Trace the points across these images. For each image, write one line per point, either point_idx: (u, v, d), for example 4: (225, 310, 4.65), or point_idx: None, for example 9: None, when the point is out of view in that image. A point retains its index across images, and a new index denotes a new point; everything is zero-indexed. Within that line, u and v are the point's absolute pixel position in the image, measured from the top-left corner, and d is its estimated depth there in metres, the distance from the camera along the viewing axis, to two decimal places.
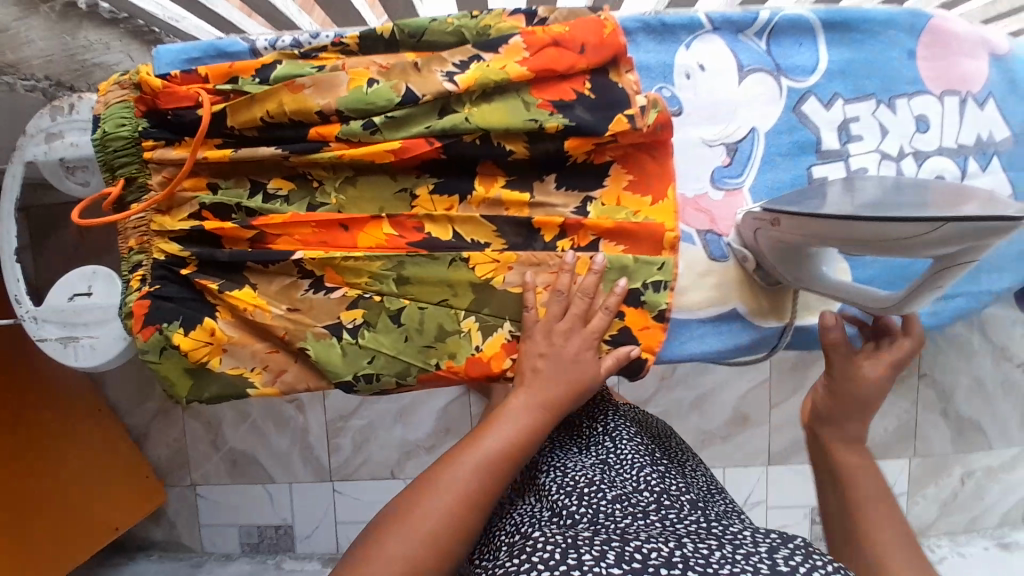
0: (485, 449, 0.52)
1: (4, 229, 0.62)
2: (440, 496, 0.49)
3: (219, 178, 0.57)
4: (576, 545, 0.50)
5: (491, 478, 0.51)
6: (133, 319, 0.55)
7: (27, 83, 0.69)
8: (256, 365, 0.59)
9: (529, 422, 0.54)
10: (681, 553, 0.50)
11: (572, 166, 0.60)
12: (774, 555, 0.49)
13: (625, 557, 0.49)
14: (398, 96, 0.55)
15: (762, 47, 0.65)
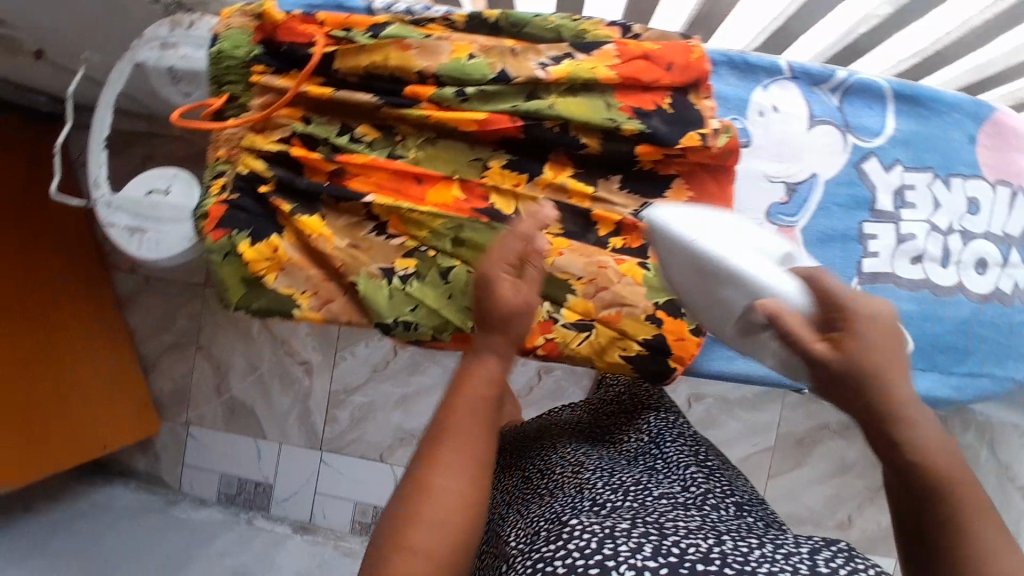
0: (471, 446, 0.43)
1: (101, 116, 0.65)
2: (436, 517, 0.40)
3: (313, 112, 0.61)
4: (613, 536, 0.53)
5: (474, 475, 0.42)
6: (207, 219, 0.60)
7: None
8: (307, 289, 0.62)
9: (497, 377, 0.46)
10: (719, 550, 0.52)
11: (637, 172, 0.63)
12: (819, 558, 0.50)
13: (662, 550, 0.51)
14: (493, 72, 0.59)
15: (834, 103, 0.68)
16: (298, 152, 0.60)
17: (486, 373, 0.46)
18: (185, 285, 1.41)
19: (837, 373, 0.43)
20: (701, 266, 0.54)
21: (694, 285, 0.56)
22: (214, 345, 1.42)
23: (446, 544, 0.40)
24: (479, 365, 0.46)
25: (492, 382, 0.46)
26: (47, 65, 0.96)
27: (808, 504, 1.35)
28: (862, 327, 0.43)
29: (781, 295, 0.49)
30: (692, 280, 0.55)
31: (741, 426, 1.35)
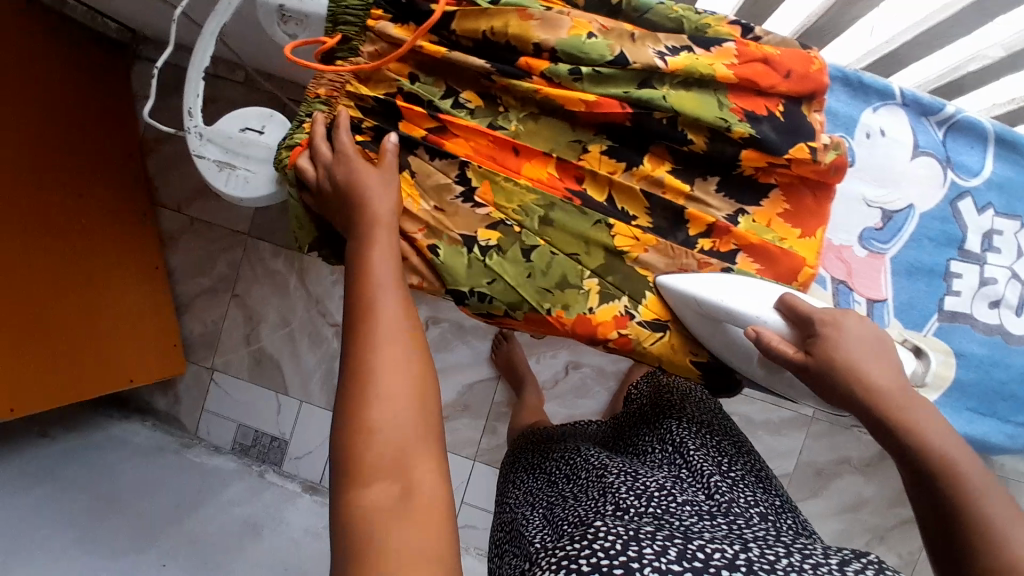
0: (379, 331, 0.53)
1: (202, 46, 0.64)
2: (376, 397, 0.50)
3: (421, 71, 0.61)
4: (638, 539, 0.53)
5: (400, 358, 0.52)
6: (292, 153, 0.61)
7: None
8: None
9: (395, 270, 0.56)
10: (745, 557, 0.52)
11: (736, 176, 0.62)
12: (845, 568, 0.51)
13: (687, 555, 0.51)
14: (612, 54, 0.58)
15: (939, 135, 0.65)
16: (402, 106, 0.60)
17: (378, 265, 0.56)
18: (228, 231, 1.41)
19: (831, 384, 0.54)
20: (716, 321, 0.59)
21: (711, 335, 0.61)
22: (248, 295, 1.42)
23: (395, 420, 0.49)
24: (374, 255, 0.56)
25: (392, 272, 0.56)
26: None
27: (818, 535, 1.32)
28: (849, 345, 0.54)
29: (771, 324, 0.57)
30: (699, 325, 0.61)
31: (762, 447, 1.32)
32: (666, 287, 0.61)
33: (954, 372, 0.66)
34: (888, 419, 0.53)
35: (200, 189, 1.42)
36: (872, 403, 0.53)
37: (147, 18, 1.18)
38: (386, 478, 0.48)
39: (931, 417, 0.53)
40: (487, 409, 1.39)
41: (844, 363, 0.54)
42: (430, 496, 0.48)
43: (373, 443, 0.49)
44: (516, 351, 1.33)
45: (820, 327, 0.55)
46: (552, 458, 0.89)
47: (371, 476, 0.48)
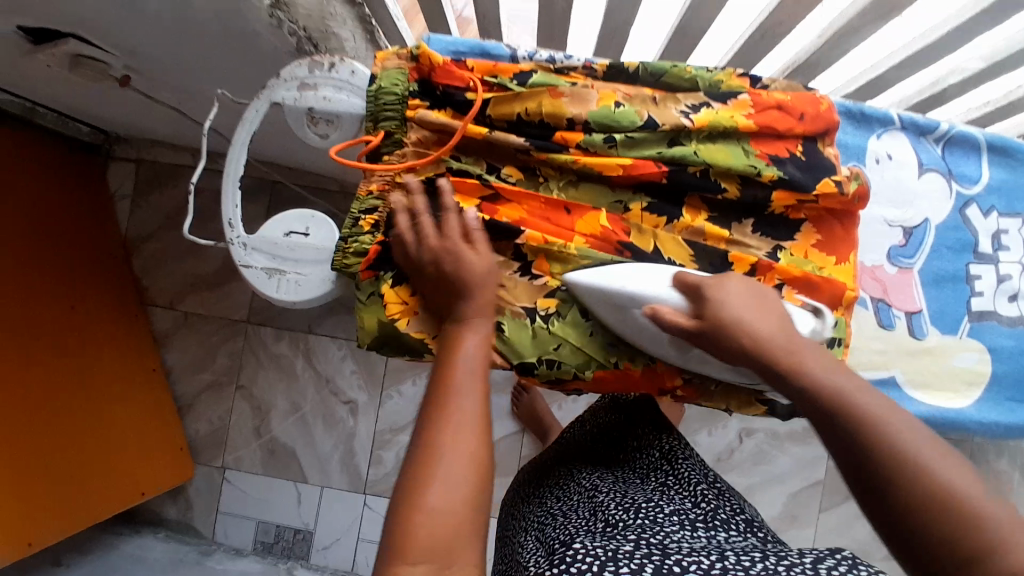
0: (457, 409, 0.50)
1: (235, 155, 0.64)
2: (437, 475, 0.47)
3: (461, 153, 0.63)
4: (615, 558, 0.52)
5: (475, 442, 0.49)
6: (363, 260, 0.60)
7: (291, 26, 0.68)
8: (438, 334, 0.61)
9: (482, 359, 0.54)
10: (721, 565, 0.51)
11: (769, 216, 0.65)
12: (819, 565, 0.49)
13: (661, 570, 0.50)
14: (641, 120, 0.61)
15: (937, 152, 0.72)
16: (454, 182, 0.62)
17: (467, 351, 0.54)
18: (225, 322, 1.37)
19: (723, 340, 0.55)
20: (620, 309, 0.59)
21: (621, 326, 0.61)
22: (254, 384, 1.37)
23: (451, 502, 0.46)
24: (466, 338, 0.56)
25: (477, 355, 0.55)
26: (124, 93, 0.96)
27: (860, 537, 1.34)
28: (730, 304, 0.56)
29: (669, 301, 0.58)
30: (612, 317, 0.61)
31: (792, 459, 1.35)
32: (575, 284, 0.61)
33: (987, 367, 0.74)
34: (783, 367, 0.53)
35: (191, 282, 1.38)
36: (759, 351, 0.54)
37: (126, 119, 1.17)
38: (432, 557, 0.44)
39: (813, 355, 0.53)
40: (515, 464, 1.37)
41: (732, 321, 0.55)
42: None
43: (427, 520, 0.45)
44: (538, 401, 1.31)
45: (705, 291, 0.57)
46: (544, 477, 0.89)
47: (417, 554, 0.44)
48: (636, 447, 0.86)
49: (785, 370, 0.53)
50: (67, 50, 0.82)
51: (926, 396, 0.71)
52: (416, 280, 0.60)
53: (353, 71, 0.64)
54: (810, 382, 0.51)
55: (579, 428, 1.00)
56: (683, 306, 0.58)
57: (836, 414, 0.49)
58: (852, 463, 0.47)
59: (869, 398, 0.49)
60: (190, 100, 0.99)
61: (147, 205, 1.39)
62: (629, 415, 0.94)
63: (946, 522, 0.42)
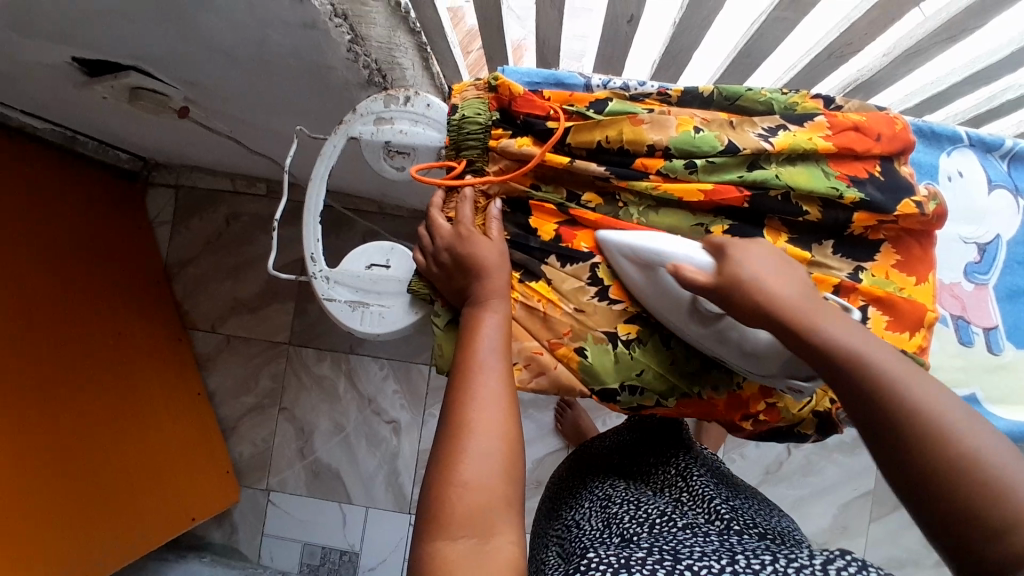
0: (485, 390, 0.53)
1: (315, 192, 0.65)
2: (467, 452, 0.50)
3: (541, 181, 0.63)
4: (629, 565, 0.50)
5: (500, 418, 0.52)
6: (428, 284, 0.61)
7: (365, 60, 0.69)
8: (519, 360, 0.60)
9: (502, 341, 0.55)
10: (730, 568, 0.49)
11: (848, 237, 0.65)
12: (828, 566, 0.46)
13: (674, 574, 0.48)
14: (722, 144, 0.62)
15: (1004, 168, 0.72)
16: (533, 205, 0.63)
17: (486, 334, 0.55)
18: (266, 344, 1.37)
19: (737, 301, 0.51)
20: (650, 268, 0.57)
21: (648, 290, 0.58)
22: (296, 406, 1.37)
23: (484, 475, 0.49)
24: (485, 320, 0.56)
25: (497, 339, 0.56)
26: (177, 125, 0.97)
27: (914, 547, 1.33)
28: (752, 264, 0.52)
29: (697, 262, 0.54)
30: (641, 282, 0.58)
31: (841, 469, 1.34)
32: (608, 241, 0.59)
33: None
34: (795, 323, 0.49)
35: (233, 305, 1.38)
36: (773, 305, 0.50)
37: (171, 146, 1.18)
38: (469, 532, 0.47)
39: (839, 319, 0.49)
40: None
41: (749, 278, 0.51)
42: (509, 561, 0.46)
43: (464, 494, 0.48)
44: (582, 416, 1.30)
45: (729, 250, 0.53)
46: (563, 494, 0.89)
47: (456, 529, 0.47)
48: (654, 463, 0.85)
49: (797, 328, 0.49)
50: (127, 82, 0.83)
51: (1004, 411, 0.69)
52: (429, 268, 0.60)
53: (428, 103, 0.64)
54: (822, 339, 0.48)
55: (600, 440, 0.99)
56: (709, 266, 0.54)
57: (847, 374, 0.46)
58: (866, 422, 0.46)
59: (887, 359, 0.46)
60: (241, 130, 1.00)
61: (187, 231, 1.40)
62: (650, 431, 0.94)
63: (977, 496, 0.41)
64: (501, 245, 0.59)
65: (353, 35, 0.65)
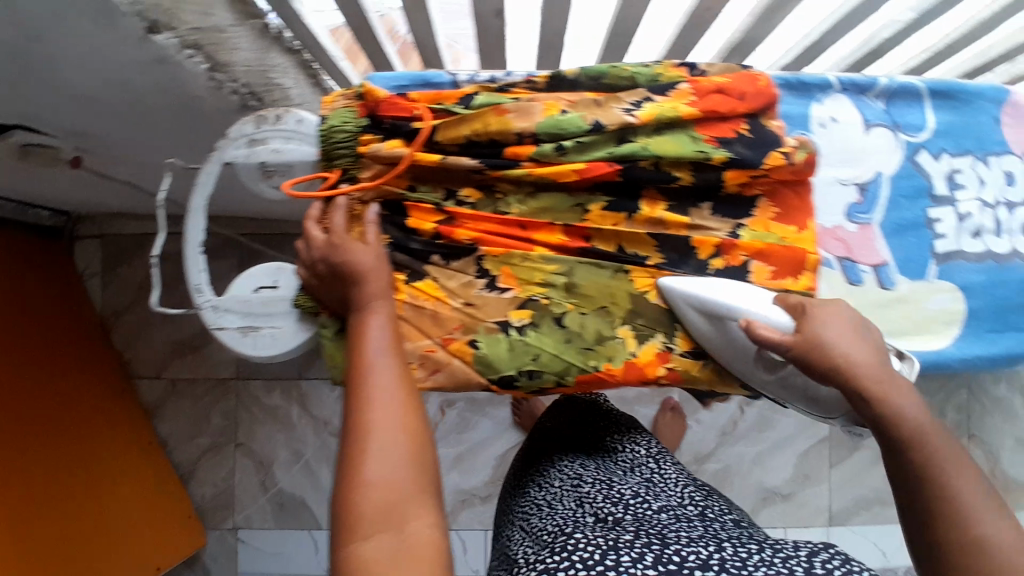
0: (375, 388, 0.53)
1: (195, 222, 0.64)
2: (371, 453, 0.50)
3: (417, 181, 0.63)
4: (616, 548, 0.58)
5: (399, 413, 0.52)
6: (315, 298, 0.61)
7: (232, 86, 0.69)
8: (414, 360, 0.62)
9: (389, 338, 0.56)
10: (718, 556, 0.58)
11: (724, 197, 0.67)
12: (814, 558, 0.55)
13: (662, 559, 0.56)
14: (587, 124, 0.62)
15: (881, 106, 0.72)
16: (409, 206, 0.63)
17: (374, 334, 0.56)
18: (214, 381, 1.35)
19: (813, 362, 0.57)
20: (720, 320, 0.62)
21: (711, 339, 0.63)
22: (253, 440, 1.36)
23: (388, 472, 0.50)
24: (369, 322, 0.57)
25: (384, 337, 0.56)
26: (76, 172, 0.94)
27: (872, 485, 1.38)
28: (833, 329, 0.58)
29: (774, 320, 0.60)
30: (705, 329, 0.63)
31: (794, 421, 1.37)
32: (668, 289, 0.63)
33: (959, 304, 0.74)
34: (859, 386, 0.55)
35: (173, 347, 1.36)
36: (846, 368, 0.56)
37: (82, 197, 1.15)
38: (382, 529, 0.48)
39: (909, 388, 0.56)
40: None
41: (833, 344, 0.57)
42: (427, 549, 0.48)
43: (370, 493, 0.49)
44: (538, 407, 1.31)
45: (809, 311, 0.59)
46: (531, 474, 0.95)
47: (368, 528, 0.48)
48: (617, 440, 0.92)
49: (874, 395, 0.55)
50: (13, 141, 0.80)
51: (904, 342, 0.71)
52: (309, 280, 0.61)
53: (300, 118, 0.64)
54: (891, 413, 0.54)
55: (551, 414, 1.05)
56: (788, 326, 0.60)
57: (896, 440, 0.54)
58: (901, 480, 0.54)
59: (943, 443, 0.53)
60: (144, 170, 0.99)
61: (118, 279, 1.37)
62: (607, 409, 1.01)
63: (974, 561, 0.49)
64: (379, 248, 0.60)
65: (212, 63, 0.66)
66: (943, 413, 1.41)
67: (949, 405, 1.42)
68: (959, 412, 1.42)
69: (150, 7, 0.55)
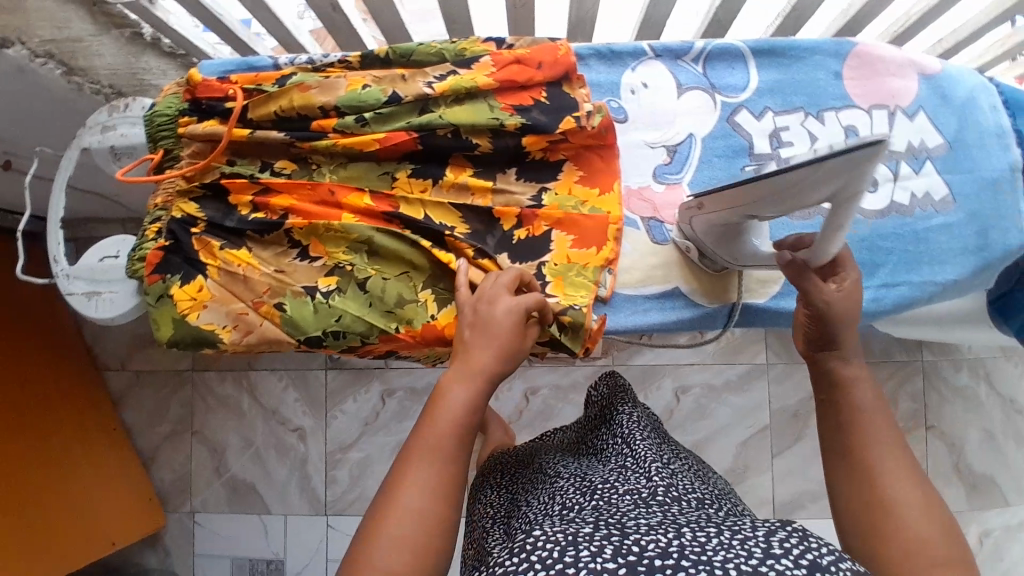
0: (425, 463, 0.52)
1: (56, 200, 0.73)
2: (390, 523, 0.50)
3: (237, 156, 0.69)
4: (576, 541, 0.47)
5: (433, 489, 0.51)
6: (144, 264, 0.65)
7: (93, 86, 0.81)
8: (228, 323, 0.65)
9: (468, 410, 0.55)
10: (680, 541, 0.47)
11: (531, 163, 0.70)
12: (771, 539, 0.46)
13: (622, 550, 0.46)
14: (385, 96, 0.66)
15: (698, 70, 0.72)
16: (225, 183, 0.67)
17: (451, 404, 0.55)
18: (173, 372, 1.46)
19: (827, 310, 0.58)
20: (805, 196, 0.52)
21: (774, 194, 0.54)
22: (207, 428, 1.45)
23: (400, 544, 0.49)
24: (454, 388, 0.56)
25: (464, 403, 0.55)
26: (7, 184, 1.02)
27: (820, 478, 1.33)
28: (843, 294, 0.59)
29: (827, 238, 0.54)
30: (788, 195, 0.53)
31: (733, 410, 1.35)
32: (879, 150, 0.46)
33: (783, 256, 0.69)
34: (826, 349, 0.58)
35: (137, 342, 1.47)
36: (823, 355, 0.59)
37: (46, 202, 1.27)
38: None
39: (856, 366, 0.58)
40: None
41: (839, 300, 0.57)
42: None
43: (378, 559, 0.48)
44: None
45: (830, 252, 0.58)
46: (517, 473, 0.83)
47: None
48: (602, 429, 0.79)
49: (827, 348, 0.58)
50: None
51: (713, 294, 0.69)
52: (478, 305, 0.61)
53: (145, 105, 0.72)
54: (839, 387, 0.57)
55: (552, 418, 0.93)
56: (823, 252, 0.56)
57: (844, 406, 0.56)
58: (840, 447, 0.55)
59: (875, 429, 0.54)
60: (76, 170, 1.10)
61: None
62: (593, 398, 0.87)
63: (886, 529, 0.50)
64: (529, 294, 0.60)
65: (68, 68, 0.76)
66: (896, 401, 1.38)
67: (903, 393, 1.38)
68: (916, 400, 1.38)
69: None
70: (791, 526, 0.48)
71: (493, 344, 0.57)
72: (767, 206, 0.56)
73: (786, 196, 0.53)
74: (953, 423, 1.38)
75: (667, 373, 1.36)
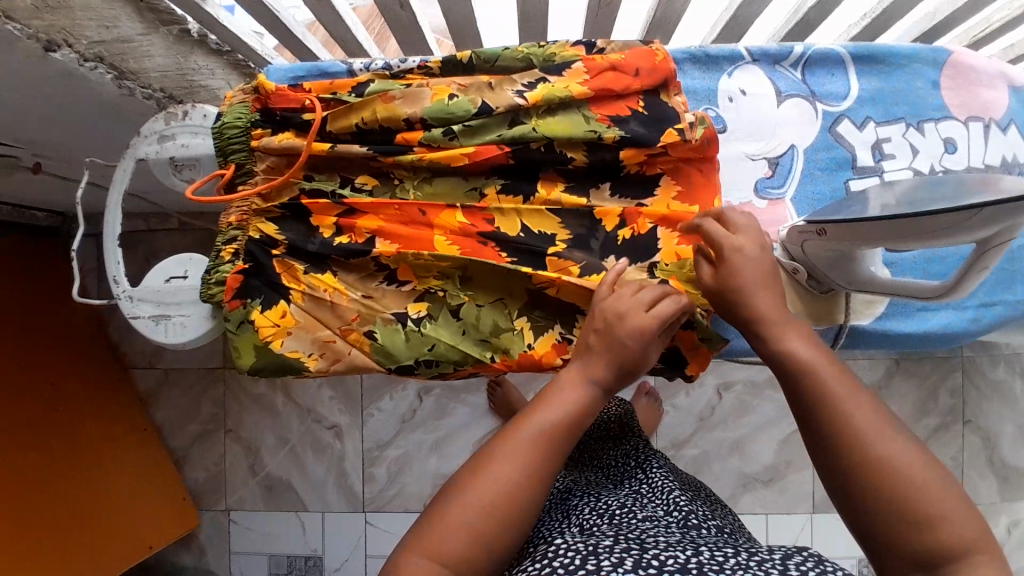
0: (518, 449, 0.50)
1: (111, 217, 0.68)
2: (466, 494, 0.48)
3: (314, 171, 0.64)
4: (597, 551, 0.47)
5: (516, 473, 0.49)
6: (223, 289, 0.62)
7: (145, 91, 0.75)
8: (314, 351, 0.62)
9: (571, 414, 0.52)
10: (697, 559, 0.47)
11: (626, 176, 0.65)
12: (787, 562, 0.45)
13: (643, 562, 0.46)
14: (475, 107, 0.62)
15: (797, 76, 0.69)
16: (307, 202, 0.63)
17: (555, 410, 0.52)
18: (202, 370, 1.42)
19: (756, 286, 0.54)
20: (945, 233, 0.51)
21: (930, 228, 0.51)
22: (240, 426, 1.42)
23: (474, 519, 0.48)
24: (564, 390, 0.54)
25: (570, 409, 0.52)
26: (34, 186, 0.98)
27: None
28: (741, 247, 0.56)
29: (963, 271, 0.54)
30: (940, 232, 0.51)
31: (774, 406, 1.34)
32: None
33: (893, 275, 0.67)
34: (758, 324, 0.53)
35: None
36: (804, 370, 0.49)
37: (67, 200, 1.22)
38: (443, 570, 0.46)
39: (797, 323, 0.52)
40: None
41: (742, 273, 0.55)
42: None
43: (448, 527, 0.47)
44: (512, 392, 1.29)
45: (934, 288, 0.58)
46: None
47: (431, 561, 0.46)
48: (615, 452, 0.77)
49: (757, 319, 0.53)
50: None
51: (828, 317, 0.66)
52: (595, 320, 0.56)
53: (206, 113, 0.66)
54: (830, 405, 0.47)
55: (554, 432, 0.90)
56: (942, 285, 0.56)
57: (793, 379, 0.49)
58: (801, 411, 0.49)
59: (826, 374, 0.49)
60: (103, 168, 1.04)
61: None
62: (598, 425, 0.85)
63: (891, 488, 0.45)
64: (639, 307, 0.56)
65: (118, 73, 0.70)
66: (934, 397, 1.38)
67: (942, 389, 1.38)
68: (954, 395, 1.39)
69: (43, 29, 0.59)
70: (809, 551, 0.47)
71: (611, 353, 0.54)
72: (900, 243, 0.54)
73: (930, 236, 0.51)
74: (989, 418, 1.39)
75: (710, 369, 1.35)
